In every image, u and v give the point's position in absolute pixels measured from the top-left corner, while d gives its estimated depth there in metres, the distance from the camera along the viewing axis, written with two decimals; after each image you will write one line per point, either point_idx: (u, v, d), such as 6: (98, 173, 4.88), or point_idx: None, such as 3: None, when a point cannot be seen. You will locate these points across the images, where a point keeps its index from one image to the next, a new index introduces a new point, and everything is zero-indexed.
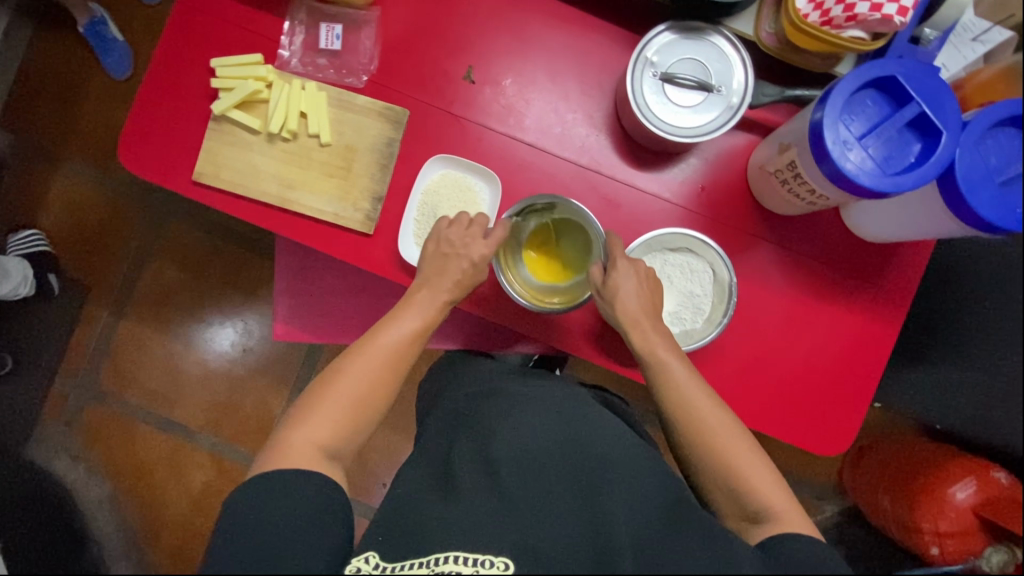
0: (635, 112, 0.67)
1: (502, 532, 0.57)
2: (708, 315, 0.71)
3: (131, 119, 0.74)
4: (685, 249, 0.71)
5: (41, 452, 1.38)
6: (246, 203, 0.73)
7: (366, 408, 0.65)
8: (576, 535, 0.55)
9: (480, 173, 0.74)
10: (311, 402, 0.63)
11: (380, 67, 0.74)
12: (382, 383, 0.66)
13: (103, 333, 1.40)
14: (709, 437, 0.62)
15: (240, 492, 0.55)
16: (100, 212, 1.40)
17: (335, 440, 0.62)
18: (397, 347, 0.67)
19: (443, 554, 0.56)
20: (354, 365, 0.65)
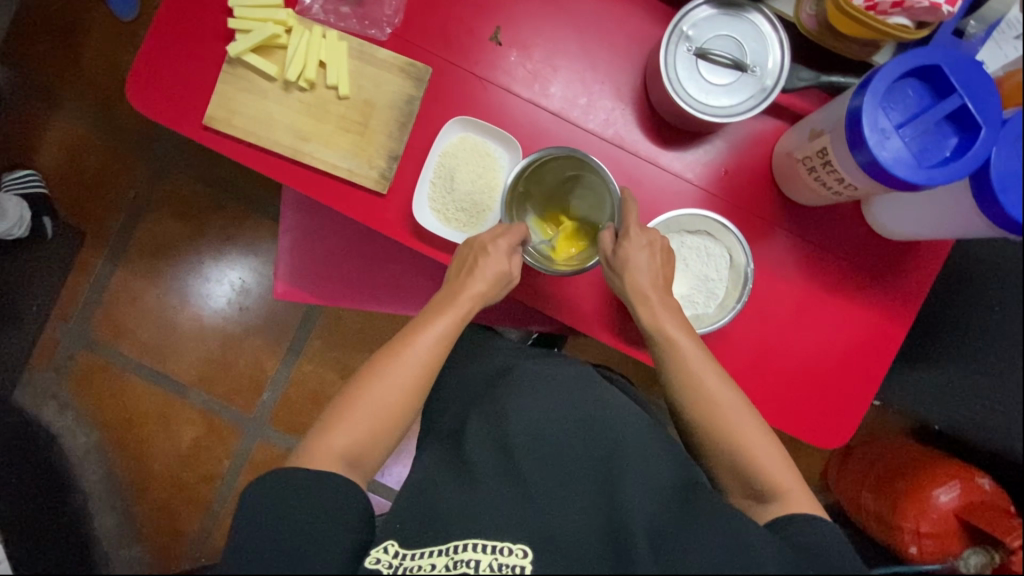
0: (666, 87, 0.65)
1: (516, 516, 0.58)
2: (722, 300, 0.70)
3: (142, 56, 0.71)
4: (703, 232, 0.70)
5: (28, 397, 1.36)
6: (258, 153, 0.71)
7: (398, 413, 0.64)
8: (592, 520, 0.56)
9: (500, 139, 0.72)
10: (342, 406, 0.63)
11: (404, 21, 0.71)
12: (416, 387, 0.65)
13: (97, 280, 1.38)
14: (717, 421, 0.62)
15: (258, 484, 0.54)
16: (99, 157, 1.37)
17: (363, 448, 0.62)
18: (432, 347, 0.66)
19: (459, 541, 0.56)
20: (389, 368, 0.64)
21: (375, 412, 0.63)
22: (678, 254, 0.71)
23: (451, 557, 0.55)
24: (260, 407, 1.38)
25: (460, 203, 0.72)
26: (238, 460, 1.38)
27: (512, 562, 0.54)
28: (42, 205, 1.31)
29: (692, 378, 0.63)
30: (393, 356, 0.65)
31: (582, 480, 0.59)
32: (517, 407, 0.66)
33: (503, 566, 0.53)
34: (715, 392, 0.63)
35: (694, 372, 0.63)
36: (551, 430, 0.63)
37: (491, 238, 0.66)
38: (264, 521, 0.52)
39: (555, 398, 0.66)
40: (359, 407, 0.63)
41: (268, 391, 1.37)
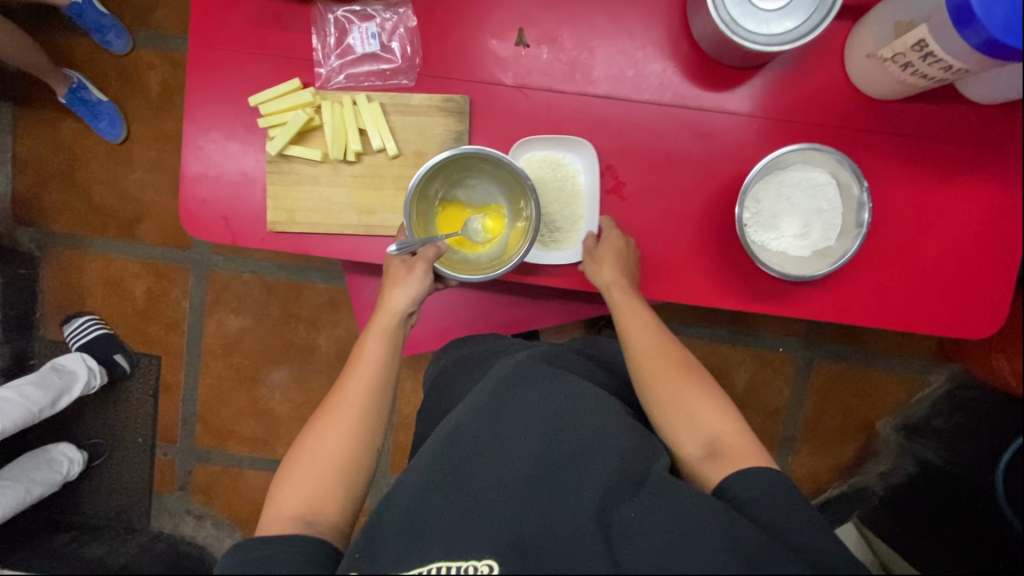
0: (723, 30, 0.60)
1: (481, 530, 0.55)
2: (841, 227, 0.67)
3: (188, 185, 0.70)
4: (802, 166, 0.67)
5: (166, 520, 1.43)
6: (328, 240, 0.69)
7: (353, 453, 0.64)
8: (573, 515, 0.56)
9: (572, 144, 0.68)
10: (291, 462, 0.63)
11: (425, 57, 0.67)
12: (363, 427, 0.66)
13: (187, 395, 1.41)
14: (655, 374, 0.67)
15: (229, 557, 0.54)
16: (144, 280, 1.37)
17: (317, 504, 0.60)
18: (374, 379, 0.68)
19: (420, 567, 0.52)
20: (329, 414, 0.66)
21: (323, 461, 0.63)
22: (781, 195, 0.67)
23: None
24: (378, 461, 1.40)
25: (556, 224, 0.71)
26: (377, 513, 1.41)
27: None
28: (110, 345, 1.36)
29: (627, 341, 0.70)
30: (335, 400, 0.67)
31: (558, 471, 0.60)
32: (478, 413, 0.64)
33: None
34: (649, 354, 0.68)
35: (635, 340, 0.69)
36: (514, 433, 0.63)
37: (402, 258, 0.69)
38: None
39: (520, 397, 0.66)
40: (305, 456, 0.63)
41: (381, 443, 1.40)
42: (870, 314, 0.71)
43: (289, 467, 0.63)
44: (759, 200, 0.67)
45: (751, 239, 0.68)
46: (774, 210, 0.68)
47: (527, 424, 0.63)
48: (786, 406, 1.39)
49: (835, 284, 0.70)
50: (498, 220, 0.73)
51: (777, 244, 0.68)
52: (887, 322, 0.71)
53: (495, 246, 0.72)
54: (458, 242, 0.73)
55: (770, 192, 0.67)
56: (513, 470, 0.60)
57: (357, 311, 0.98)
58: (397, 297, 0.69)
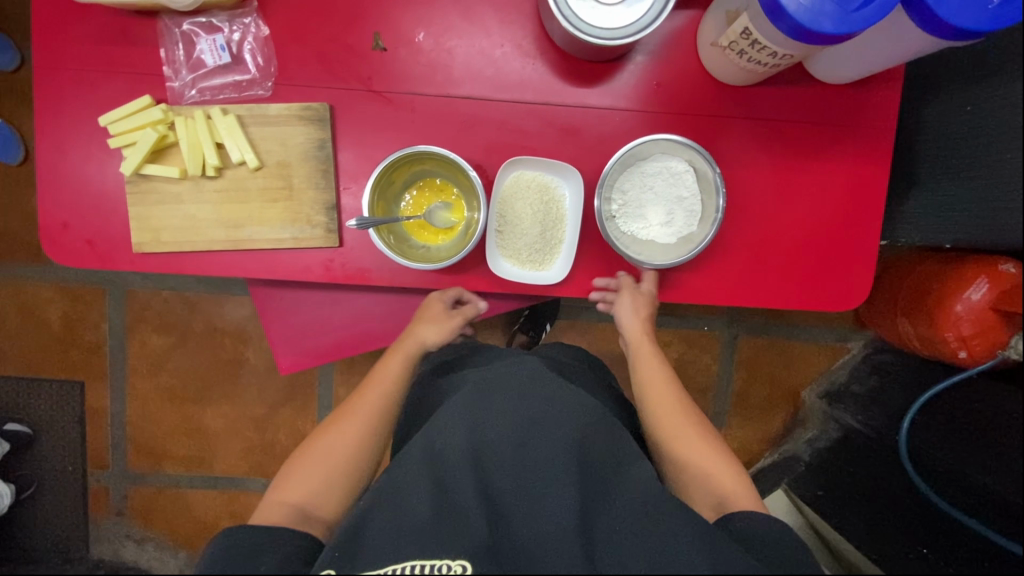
0: (566, 26, 0.61)
1: (459, 533, 0.56)
2: (703, 214, 0.69)
3: (47, 210, 0.68)
4: (662, 156, 0.69)
5: (106, 547, 1.40)
6: (199, 257, 0.68)
7: (360, 464, 0.67)
8: (557, 521, 0.58)
9: (554, 169, 0.70)
10: (298, 458, 0.66)
11: (280, 66, 0.66)
12: (373, 435, 0.69)
13: (115, 419, 1.38)
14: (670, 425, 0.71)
15: (216, 544, 0.54)
16: (58, 305, 1.33)
17: (319, 501, 0.63)
18: (387, 400, 0.71)
19: (395, 565, 0.53)
20: (341, 420, 0.69)
21: (329, 461, 0.66)
22: (643, 185, 0.70)
23: None
24: None
25: (532, 245, 0.71)
26: None
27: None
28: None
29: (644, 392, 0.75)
30: (349, 411, 0.70)
31: (545, 477, 0.61)
32: (464, 421, 0.64)
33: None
34: (662, 404, 0.73)
35: (652, 393, 0.74)
36: (491, 432, 0.64)
37: (440, 298, 0.75)
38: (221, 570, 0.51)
39: (507, 404, 0.66)
40: (318, 454, 0.66)
41: None
42: (739, 293, 0.73)
43: (297, 463, 0.66)
44: (625, 191, 0.70)
45: (620, 229, 0.70)
46: (639, 200, 0.70)
47: (514, 430, 0.64)
48: (715, 382, 1.43)
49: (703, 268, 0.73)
50: (456, 213, 0.72)
51: (645, 233, 0.70)
52: (785, 302, 0.74)
53: (455, 240, 0.70)
54: (421, 237, 0.72)
55: (634, 182, 0.70)
56: (492, 474, 0.61)
57: (264, 323, 0.97)
58: (431, 335, 0.74)
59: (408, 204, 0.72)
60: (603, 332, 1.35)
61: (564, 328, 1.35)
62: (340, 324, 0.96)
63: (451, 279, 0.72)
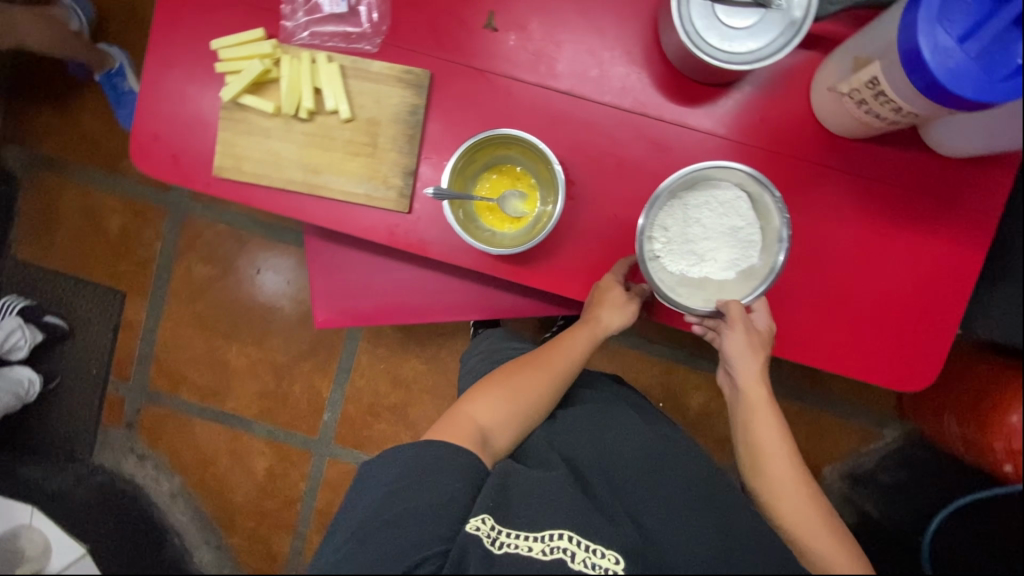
0: (685, 42, 0.60)
1: (601, 529, 0.66)
2: (762, 243, 0.66)
3: (142, 120, 0.70)
4: (705, 187, 0.66)
5: (108, 456, 1.43)
6: (273, 194, 0.69)
7: (530, 414, 0.73)
8: (691, 543, 0.65)
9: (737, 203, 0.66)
10: (489, 383, 0.74)
11: (392, 27, 0.67)
12: (551, 394, 0.75)
13: (146, 335, 1.41)
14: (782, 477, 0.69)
15: (394, 449, 0.66)
16: (119, 216, 1.38)
17: (495, 430, 0.71)
18: (569, 371, 0.75)
19: (550, 531, 0.64)
20: (527, 369, 0.75)
21: (513, 399, 0.73)
22: (692, 219, 0.67)
23: (546, 544, 0.63)
24: (323, 429, 1.40)
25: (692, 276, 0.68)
26: (314, 479, 1.40)
27: (604, 564, 0.63)
28: (39, 308, 1.37)
29: (756, 439, 0.71)
30: (538, 363, 0.75)
31: (673, 503, 0.70)
32: (592, 438, 0.77)
33: (595, 565, 0.63)
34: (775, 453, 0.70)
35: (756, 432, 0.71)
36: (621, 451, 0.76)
37: (614, 275, 0.69)
38: (403, 477, 0.63)
39: (636, 437, 0.77)
40: (505, 388, 0.73)
41: (328, 412, 1.39)
42: (793, 342, 0.71)
43: (489, 387, 0.74)
44: (668, 228, 0.67)
45: (670, 267, 0.68)
46: (685, 235, 0.67)
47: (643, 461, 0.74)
48: None
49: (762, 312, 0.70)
50: (528, 205, 0.71)
51: (698, 270, 0.68)
52: (837, 365, 0.71)
53: (522, 231, 0.70)
54: (490, 220, 0.72)
55: (677, 217, 0.67)
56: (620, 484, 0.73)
57: (310, 274, 0.98)
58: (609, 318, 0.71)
59: (483, 185, 0.72)
60: (632, 360, 1.32)
61: (594, 347, 1.33)
62: (383, 292, 0.97)
63: (507, 269, 0.70)
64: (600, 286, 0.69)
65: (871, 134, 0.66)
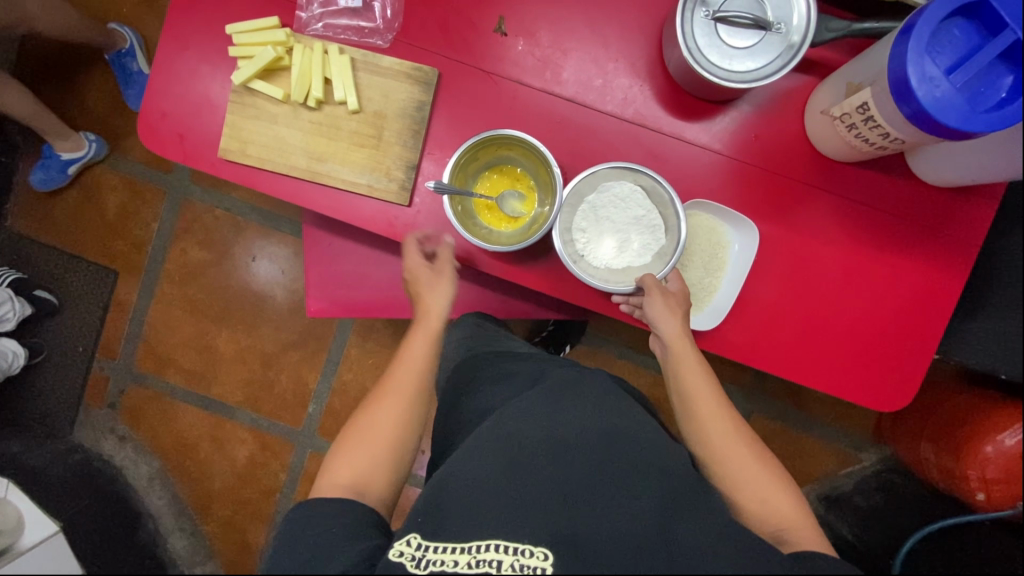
0: (687, 58, 0.62)
1: (537, 516, 0.57)
2: (665, 224, 0.68)
3: (151, 98, 0.71)
4: (602, 185, 0.68)
5: (89, 434, 1.42)
6: (276, 179, 0.70)
7: (398, 449, 0.65)
8: (626, 531, 0.56)
9: (730, 219, 0.69)
10: (341, 438, 0.65)
11: (404, 24, 0.69)
12: (413, 412, 0.67)
13: (136, 316, 1.41)
14: (726, 447, 0.66)
15: (278, 530, 0.57)
16: (119, 195, 1.38)
17: (368, 480, 0.62)
18: (420, 383, 0.68)
19: (477, 540, 0.55)
20: (381, 397, 0.67)
21: (376, 438, 0.64)
22: (602, 216, 0.69)
23: (473, 556, 0.54)
24: (307, 419, 1.40)
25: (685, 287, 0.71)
26: (294, 470, 1.40)
27: (534, 564, 0.53)
28: (31, 282, 1.36)
29: (693, 411, 0.69)
30: (387, 384, 0.68)
31: (612, 488, 0.60)
32: (536, 415, 0.67)
33: (525, 567, 0.52)
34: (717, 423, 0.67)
35: (696, 407, 0.68)
36: (564, 427, 0.65)
37: (417, 258, 0.70)
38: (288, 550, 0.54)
39: (574, 411, 0.67)
40: (358, 434, 0.65)
41: (314, 403, 1.39)
42: (768, 354, 0.71)
43: (345, 442, 0.65)
44: (583, 227, 0.69)
45: (596, 264, 0.70)
46: (600, 231, 0.70)
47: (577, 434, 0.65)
48: None
49: (747, 326, 0.71)
50: (526, 206, 0.73)
51: (620, 260, 0.71)
52: (816, 381, 0.72)
53: (519, 229, 0.72)
54: (488, 218, 0.73)
55: (589, 215, 0.69)
56: (566, 463, 0.62)
57: (306, 262, 0.99)
58: (434, 300, 0.70)
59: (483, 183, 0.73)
60: (619, 369, 1.34)
61: (582, 354, 1.34)
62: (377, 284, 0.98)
63: (503, 266, 0.72)
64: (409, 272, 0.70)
65: (861, 158, 0.68)
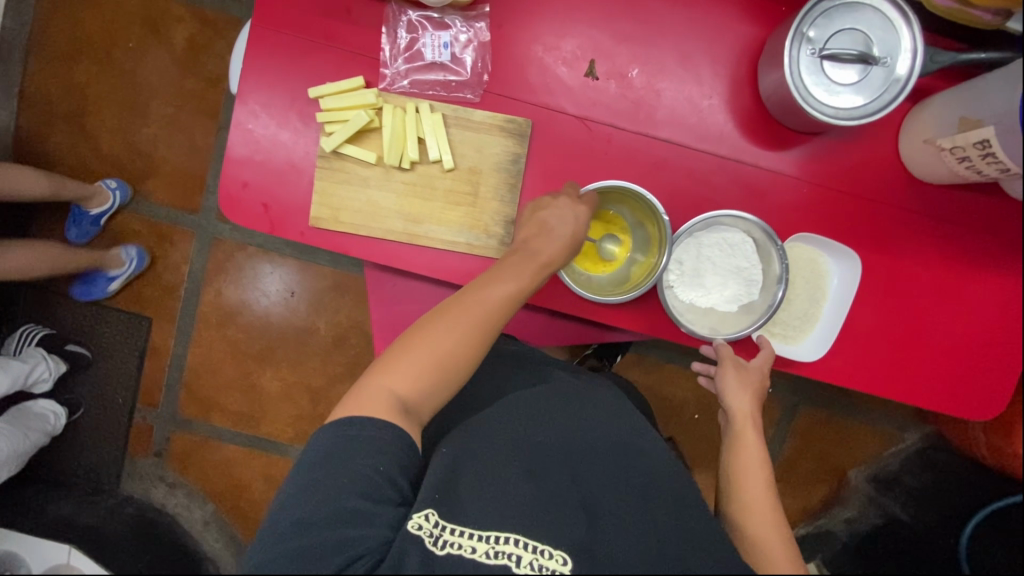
0: (795, 96, 0.61)
1: (557, 524, 0.57)
2: (763, 284, 0.69)
3: (231, 168, 0.67)
4: (716, 226, 0.68)
5: (137, 485, 1.38)
6: (371, 244, 0.68)
7: (455, 374, 0.60)
8: (639, 546, 0.56)
9: (839, 256, 0.70)
10: (402, 346, 0.60)
11: (493, 75, 0.67)
12: (477, 344, 0.60)
13: (174, 361, 1.37)
14: (755, 491, 0.64)
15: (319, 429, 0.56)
16: (145, 239, 1.33)
17: (419, 398, 0.58)
18: (499, 311, 0.61)
19: (495, 532, 0.55)
20: (449, 314, 0.60)
21: (438, 361, 0.59)
22: (701, 255, 0.69)
23: (491, 546, 0.54)
24: None
25: (779, 320, 0.72)
26: None
27: (552, 567, 0.53)
28: (60, 338, 1.32)
29: (734, 452, 0.68)
30: (461, 308, 0.60)
31: (630, 504, 0.60)
32: (560, 426, 0.67)
33: (543, 568, 0.53)
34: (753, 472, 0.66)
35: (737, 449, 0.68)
36: (585, 445, 0.65)
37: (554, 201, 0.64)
38: (313, 476, 0.52)
39: (593, 421, 0.68)
40: (422, 348, 0.59)
41: None
42: (863, 376, 0.72)
43: (408, 343, 0.60)
44: (682, 261, 0.70)
45: (683, 298, 0.71)
46: (698, 269, 0.70)
47: (602, 453, 0.65)
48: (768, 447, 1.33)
49: (846, 350, 0.72)
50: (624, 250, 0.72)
51: (706, 300, 0.71)
52: (907, 393, 0.73)
53: (617, 274, 0.72)
54: (586, 260, 0.72)
55: (691, 252, 0.69)
56: (584, 480, 0.62)
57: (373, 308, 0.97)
58: (546, 250, 0.62)
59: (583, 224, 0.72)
60: (672, 375, 1.35)
61: (630, 363, 1.34)
62: None
63: (611, 313, 0.71)
64: (533, 207, 0.64)
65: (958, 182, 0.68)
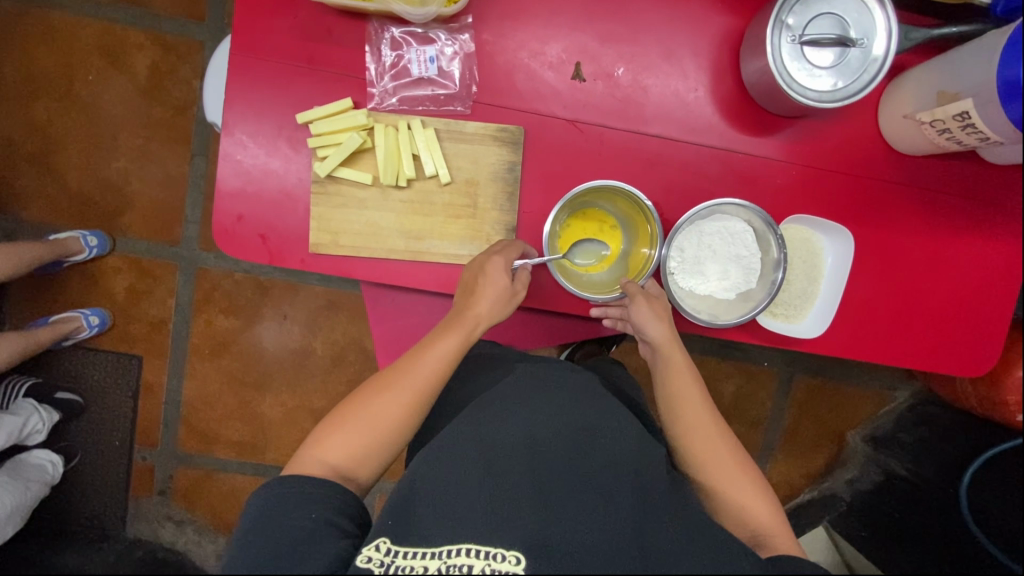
0: (779, 83, 0.63)
1: (513, 525, 0.57)
2: (761, 272, 0.70)
3: (223, 201, 0.66)
4: (719, 215, 0.69)
5: (143, 526, 1.35)
6: (374, 265, 0.68)
7: (392, 437, 0.63)
8: (597, 535, 0.56)
9: (835, 238, 0.73)
10: (338, 419, 0.63)
11: (482, 85, 0.67)
12: (413, 409, 0.63)
13: (169, 397, 1.34)
14: (703, 444, 0.65)
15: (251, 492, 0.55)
16: (126, 276, 1.30)
17: (354, 464, 0.61)
18: (438, 375, 0.64)
19: (449, 545, 0.55)
20: (390, 384, 0.64)
21: (374, 425, 0.62)
22: (703, 243, 0.70)
23: (443, 561, 0.53)
24: None
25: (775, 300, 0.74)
26: None
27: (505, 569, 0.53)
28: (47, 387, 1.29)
29: (675, 405, 0.67)
30: (392, 377, 0.64)
31: (582, 493, 0.60)
32: (518, 416, 0.66)
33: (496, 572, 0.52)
34: (697, 420, 0.66)
35: (680, 395, 0.67)
36: (542, 432, 0.64)
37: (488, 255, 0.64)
38: (245, 538, 0.51)
39: (549, 410, 0.67)
40: (358, 416, 0.62)
41: None
42: (854, 346, 0.75)
43: (345, 414, 0.63)
44: (683, 248, 0.70)
45: (681, 284, 0.71)
46: (698, 258, 0.70)
47: (554, 434, 0.64)
48: (769, 418, 1.36)
49: (841, 322, 0.74)
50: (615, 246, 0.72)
51: (704, 287, 0.71)
52: (897, 357, 0.76)
53: (616, 268, 0.72)
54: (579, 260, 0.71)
55: (692, 240, 0.70)
56: (543, 469, 0.61)
57: None
58: (480, 309, 0.63)
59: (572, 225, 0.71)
60: None
61: (630, 349, 1.21)
62: None
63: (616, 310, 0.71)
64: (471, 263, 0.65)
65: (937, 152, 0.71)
